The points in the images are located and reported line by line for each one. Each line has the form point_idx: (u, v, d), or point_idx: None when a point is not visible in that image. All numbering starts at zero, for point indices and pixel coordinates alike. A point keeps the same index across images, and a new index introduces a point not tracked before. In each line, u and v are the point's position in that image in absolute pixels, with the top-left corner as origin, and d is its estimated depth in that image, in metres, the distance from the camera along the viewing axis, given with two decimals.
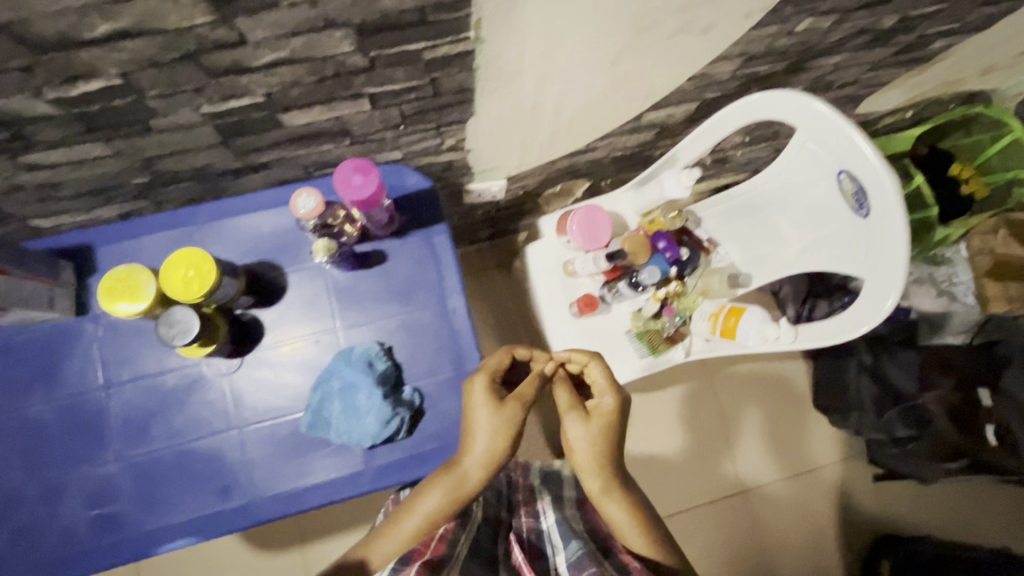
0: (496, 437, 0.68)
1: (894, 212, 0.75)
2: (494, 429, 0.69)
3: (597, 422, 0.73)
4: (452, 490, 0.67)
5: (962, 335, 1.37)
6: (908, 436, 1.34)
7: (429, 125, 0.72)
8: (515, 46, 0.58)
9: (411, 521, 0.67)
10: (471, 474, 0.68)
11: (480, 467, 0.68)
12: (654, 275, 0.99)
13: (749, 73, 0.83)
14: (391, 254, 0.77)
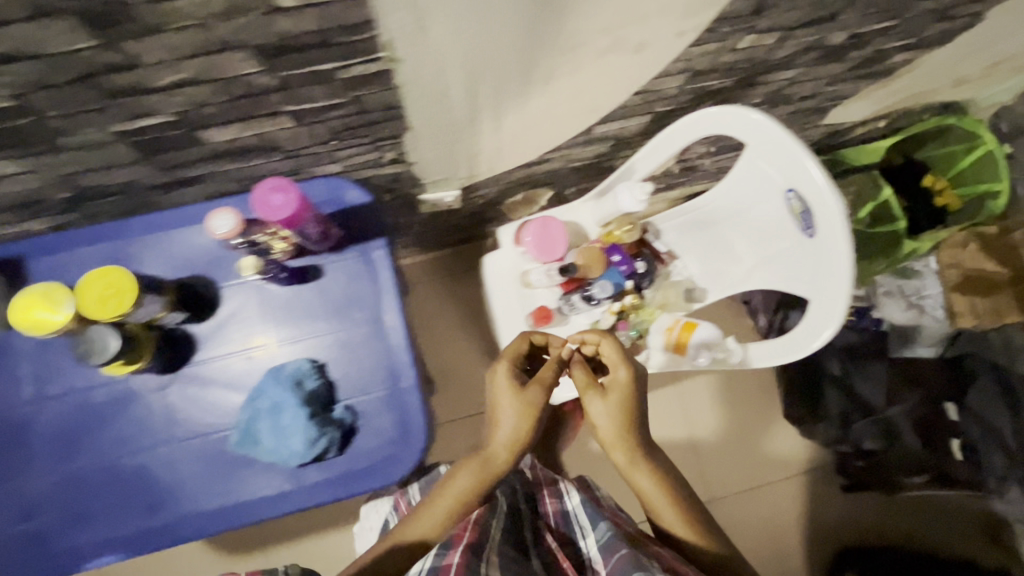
0: (520, 419, 0.81)
1: (837, 233, 0.74)
2: (517, 410, 0.81)
3: (613, 398, 0.79)
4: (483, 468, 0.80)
5: (933, 347, 1.35)
6: (876, 449, 1.35)
7: (364, 140, 0.71)
8: (435, 66, 0.57)
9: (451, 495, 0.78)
10: (497, 455, 0.81)
11: (505, 449, 0.81)
12: (605, 289, 0.99)
13: (698, 88, 0.81)
14: (327, 269, 0.76)
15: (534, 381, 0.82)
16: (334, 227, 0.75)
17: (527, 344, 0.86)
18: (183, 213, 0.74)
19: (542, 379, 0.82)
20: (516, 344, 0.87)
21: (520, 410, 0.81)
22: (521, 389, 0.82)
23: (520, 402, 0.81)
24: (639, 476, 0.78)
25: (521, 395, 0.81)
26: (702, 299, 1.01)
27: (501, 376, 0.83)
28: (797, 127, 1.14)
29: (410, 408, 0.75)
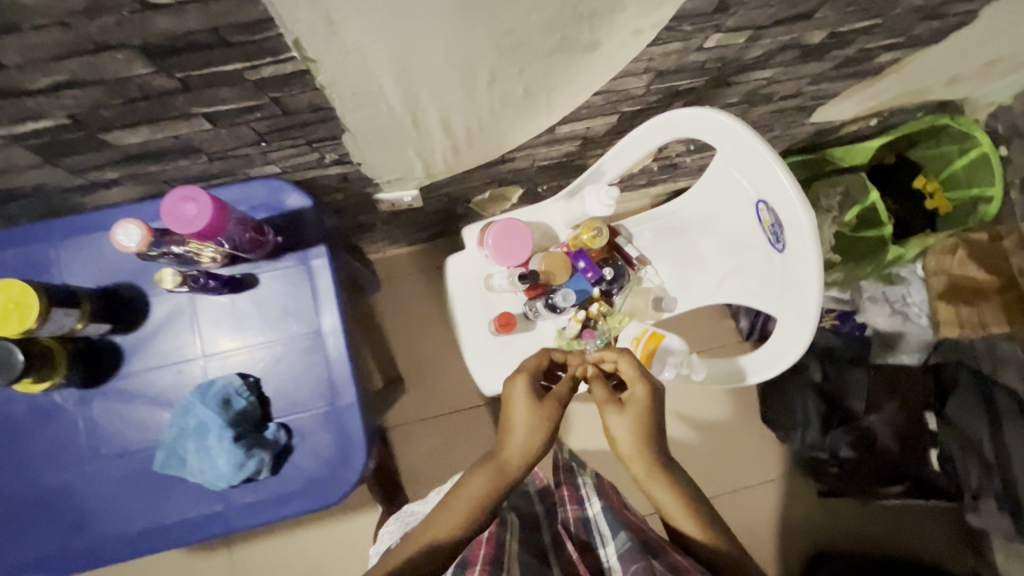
0: (533, 431, 0.71)
1: (808, 250, 0.69)
2: (534, 425, 0.71)
3: (632, 411, 0.71)
4: (497, 476, 0.68)
5: (916, 354, 1.34)
6: (851, 457, 1.31)
7: (298, 141, 0.66)
8: (358, 65, 0.51)
9: (460, 504, 0.66)
10: (511, 463, 0.69)
11: (518, 460, 0.70)
12: (569, 298, 0.93)
13: (667, 88, 0.75)
14: (263, 277, 0.72)
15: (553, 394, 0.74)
16: (268, 229, 0.71)
17: (546, 357, 0.79)
18: (106, 216, 0.69)
19: (561, 395, 0.74)
20: (534, 359, 0.79)
21: (538, 424, 0.71)
22: (539, 401, 0.73)
23: (538, 416, 0.72)
24: (663, 492, 0.68)
25: (540, 408, 0.72)
26: (671, 309, 0.96)
27: (518, 388, 0.74)
28: (782, 126, 1.08)
29: (348, 428, 0.71)
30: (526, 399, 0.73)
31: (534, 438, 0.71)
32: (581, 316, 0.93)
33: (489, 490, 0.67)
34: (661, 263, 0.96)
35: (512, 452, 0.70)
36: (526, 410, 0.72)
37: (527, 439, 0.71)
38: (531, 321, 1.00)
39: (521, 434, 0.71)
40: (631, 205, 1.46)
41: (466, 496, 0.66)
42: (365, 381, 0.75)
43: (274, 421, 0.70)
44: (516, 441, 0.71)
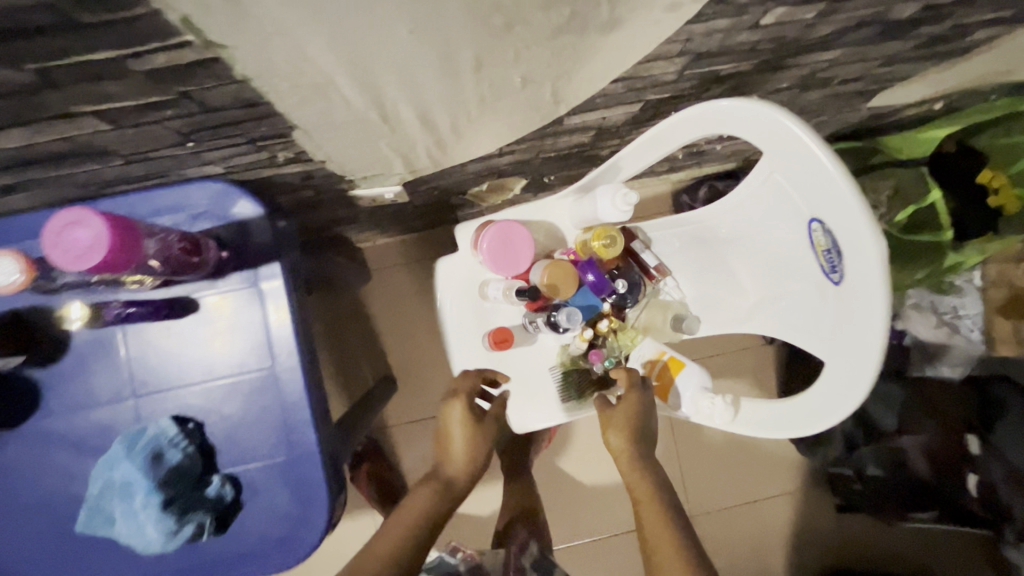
0: (473, 447, 0.75)
1: (873, 290, 0.56)
2: (473, 444, 0.75)
3: (619, 419, 0.75)
4: (442, 491, 0.71)
5: (959, 368, 1.17)
6: (877, 475, 1.19)
7: (236, 139, 0.53)
8: (289, 52, 0.38)
9: (406, 516, 0.66)
10: (457, 479, 0.73)
11: (462, 471, 0.74)
12: (574, 319, 0.79)
13: (706, 72, 0.60)
14: (207, 301, 0.60)
15: (492, 414, 0.79)
16: (209, 241, 0.59)
17: (480, 381, 0.79)
18: (13, 228, 0.57)
19: (498, 415, 0.79)
20: (467, 380, 0.80)
21: (477, 442, 0.76)
22: (479, 421, 0.77)
23: (477, 437, 0.76)
24: (640, 485, 0.70)
25: (477, 428, 0.76)
26: (693, 331, 0.81)
27: (456, 410, 0.77)
28: (834, 111, 0.91)
29: (308, 482, 0.60)
30: (464, 420, 0.76)
31: (477, 455, 0.76)
32: (589, 335, 0.80)
33: (432, 502, 0.69)
34: (685, 277, 0.81)
35: (453, 469, 0.74)
36: (463, 430, 0.76)
37: (467, 457, 0.75)
38: (530, 335, 0.85)
39: (461, 452, 0.75)
40: (649, 192, 1.30)
41: (408, 510, 0.67)
42: (330, 423, 0.64)
43: (220, 473, 0.59)
44: (458, 459, 0.75)
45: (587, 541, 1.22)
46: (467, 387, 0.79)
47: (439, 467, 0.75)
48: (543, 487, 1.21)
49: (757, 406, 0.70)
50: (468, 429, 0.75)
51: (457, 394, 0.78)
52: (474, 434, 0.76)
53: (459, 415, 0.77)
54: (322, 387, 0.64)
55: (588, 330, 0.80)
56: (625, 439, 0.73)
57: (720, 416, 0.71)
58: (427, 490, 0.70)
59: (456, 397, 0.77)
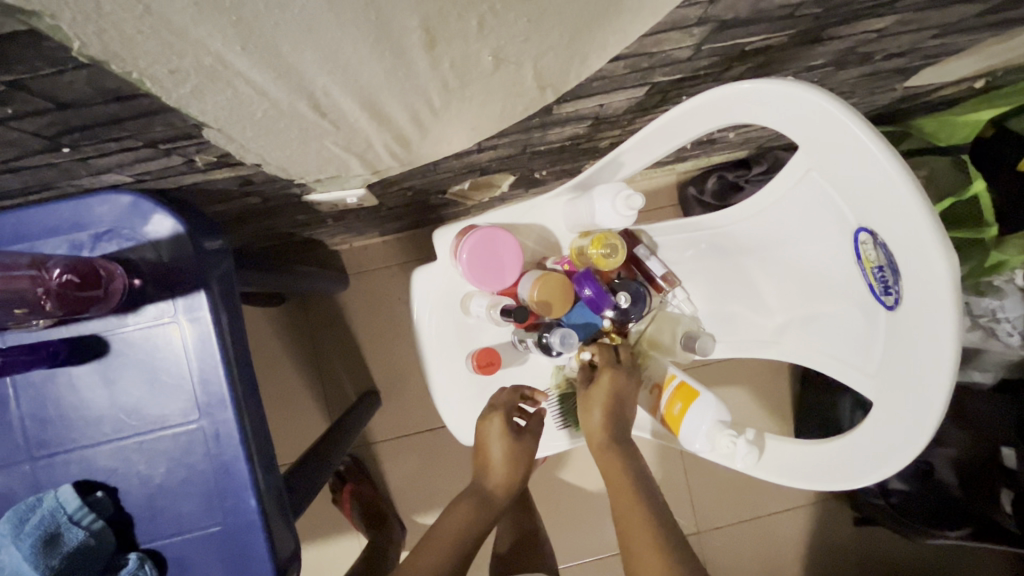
0: (512, 464, 0.66)
1: (937, 322, 0.45)
2: (513, 459, 0.66)
3: (594, 398, 0.64)
4: (479, 504, 0.65)
5: (991, 372, 0.92)
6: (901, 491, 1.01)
7: (130, 141, 0.41)
8: (134, 15, 0.26)
9: (444, 535, 0.61)
10: (495, 492, 0.66)
11: (501, 484, 0.66)
12: (569, 341, 0.66)
13: (728, 47, 0.48)
14: (117, 341, 0.49)
15: (530, 427, 0.69)
16: (113, 267, 0.47)
17: (522, 395, 0.70)
18: None
19: (538, 427, 0.69)
20: (506, 393, 0.69)
21: (518, 456, 0.66)
22: (519, 434, 0.67)
23: (516, 451, 0.67)
24: (616, 476, 0.61)
25: (519, 442, 0.67)
26: (707, 352, 0.68)
27: (493, 426, 0.66)
28: (867, 92, 0.79)
29: (248, 556, 0.50)
30: (503, 435, 0.66)
31: (518, 469, 0.67)
32: (588, 356, 0.68)
33: (469, 520, 0.63)
34: (696, 288, 0.72)
35: (493, 482, 0.66)
36: (502, 444, 0.66)
37: (506, 472, 0.66)
38: (520, 354, 0.73)
39: (501, 469, 0.66)
40: (654, 184, 1.18)
41: (446, 528, 0.62)
42: (277, 476, 0.53)
43: (139, 549, 0.50)
44: (497, 472, 0.66)
45: (597, 559, 1.10)
46: (504, 400, 0.68)
47: (476, 481, 0.67)
48: (543, 502, 1.10)
49: (786, 445, 0.61)
50: (510, 445, 0.66)
51: (495, 407, 0.68)
52: (516, 449, 0.67)
53: (497, 431, 0.66)
54: (267, 437, 0.53)
55: (587, 351, 0.68)
56: (602, 422, 0.63)
57: (747, 457, 0.62)
58: (466, 506, 0.64)
59: (494, 412, 0.67)
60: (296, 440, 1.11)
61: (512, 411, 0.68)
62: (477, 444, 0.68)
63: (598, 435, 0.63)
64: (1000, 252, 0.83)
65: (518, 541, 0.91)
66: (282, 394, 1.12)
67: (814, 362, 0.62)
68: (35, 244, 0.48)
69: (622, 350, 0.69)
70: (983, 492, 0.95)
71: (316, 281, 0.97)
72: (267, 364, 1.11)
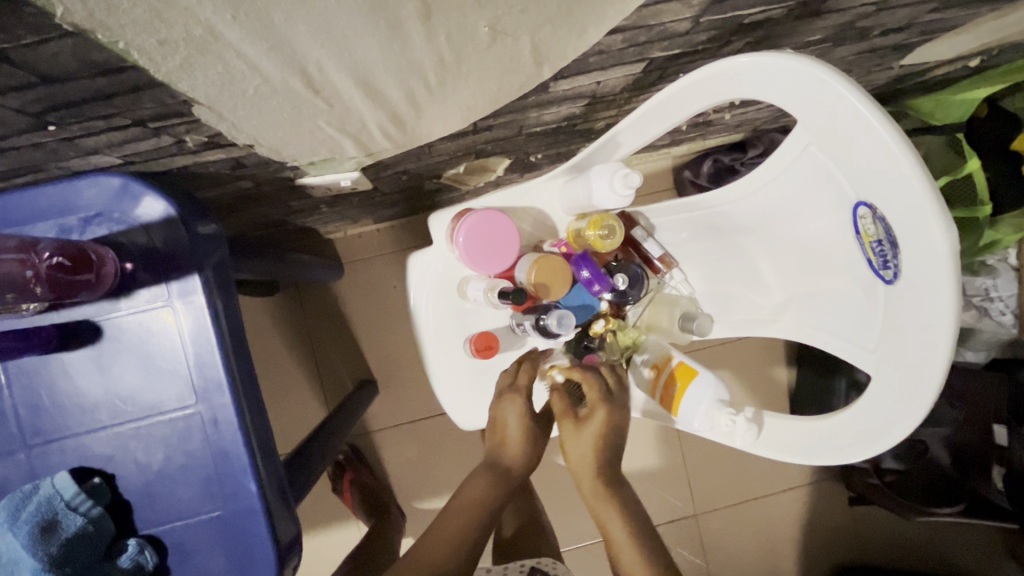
0: (531, 443, 0.65)
1: (937, 297, 0.45)
2: (530, 440, 0.65)
3: (585, 436, 0.62)
4: (496, 480, 0.63)
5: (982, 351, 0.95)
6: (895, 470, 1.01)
7: (119, 119, 0.40)
8: None
9: (460, 513, 0.60)
10: (516, 466, 0.64)
11: (523, 459, 0.64)
12: (566, 323, 0.65)
13: (726, 20, 0.48)
14: (110, 326, 0.49)
15: (545, 413, 0.68)
16: (104, 251, 0.46)
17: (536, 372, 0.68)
18: None
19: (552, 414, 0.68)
20: (523, 373, 0.67)
21: (535, 437, 0.65)
22: (537, 416, 0.66)
23: (534, 431, 0.65)
24: (604, 507, 0.59)
25: (538, 425, 0.66)
26: (705, 332, 0.69)
27: (514, 404, 0.65)
28: (863, 71, 0.78)
29: (251, 540, 0.50)
30: (523, 412, 0.64)
31: (534, 449, 0.66)
32: (561, 380, 0.65)
33: (492, 492, 0.62)
34: (693, 268, 0.72)
35: (511, 457, 0.64)
36: (520, 421, 0.65)
37: (525, 448, 0.65)
38: (518, 337, 0.73)
39: (521, 444, 0.65)
40: (650, 168, 1.17)
41: (463, 504, 0.60)
42: (277, 461, 0.53)
43: (139, 535, 0.49)
44: (515, 449, 0.64)
45: (597, 542, 1.11)
46: (526, 378, 0.66)
47: (491, 456, 0.65)
48: (543, 487, 1.11)
49: (785, 422, 0.62)
50: (529, 424, 0.65)
51: (516, 387, 0.66)
52: (533, 429, 0.65)
53: (517, 411, 0.65)
54: (267, 422, 0.53)
55: (560, 372, 0.66)
56: (592, 462, 0.61)
57: (744, 436, 0.62)
58: (484, 481, 0.62)
59: (516, 393, 0.65)
60: (295, 430, 1.11)
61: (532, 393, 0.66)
62: (493, 420, 0.66)
63: (587, 475, 0.61)
64: (994, 231, 0.83)
65: (520, 525, 0.91)
66: (280, 383, 1.11)
67: (813, 338, 0.62)
68: (24, 228, 0.47)
69: (607, 376, 0.65)
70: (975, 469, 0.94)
71: (311, 269, 0.96)
72: (263, 354, 1.10)
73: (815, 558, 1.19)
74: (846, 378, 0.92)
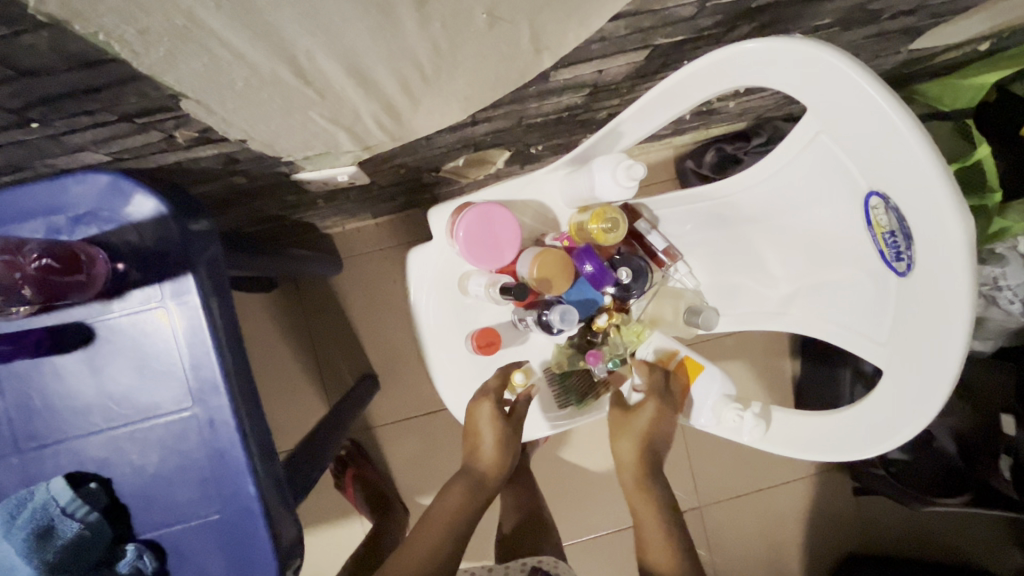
0: (504, 447, 0.66)
1: (951, 290, 0.44)
2: (504, 443, 0.66)
3: (633, 426, 0.63)
4: (470, 487, 0.65)
5: (991, 341, 0.89)
6: (901, 461, 1.00)
7: (103, 114, 0.39)
8: None
9: (436, 523, 0.61)
10: (490, 473, 0.66)
11: (496, 464, 0.66)
12: (569, 318, 0.64)
13: (733, 3, 0.46)
14: (102, 328, 0.48)
15: (518, 408, 0.68)
16: (94, 251, 0.45)
17: (508, 374, 0.68)
18: None
19: (523, 411, 0.68)
20: (496, 377, 0.68)
21: (508, 439, 0.66)
22: (509, 418, 0.67)
23: (507, 435, 0.66)
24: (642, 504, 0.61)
25: (510, 426, 0.66)
26: (711, 326, 0.67)
27: (484, 410, 0.66)
28: (870, 56, 0.76)
29: (251, 541, 0.49)
30: (493, 418, 0.65)
31: (509, 452, 0.67)
32: (523, 381, 0.66)
33: (465, 502, 0.63)
34: (698, 261, 0.70)
35: (484, 464, 0.66)
36: (492, 426, 0.66)
37: (498, 453, 0.66)
38: (520, 333, 0.71)
39: (494, 452, 0.66)
40: (651, 159, 1.15)
41: (440, 514, 0.62)
42: (276, 461, 0.52)
43: (138, 540, 0.49)
44: (489, 456, 0.66)
45: (601, 534, 1.10)
46: (496, 382, 0.67)
47: (467, 463, 0.67)
48: (545, 481, 1.10)
49: (793, 417, 0.61)
50: (500, 428, 0.65)
51: (486, 392, 0.67)
52: (507, 432, 0.66)
53: (488, 415, 0.66)
54: (264, 421, 0.51)
55: (522, 373, 0.66)
56: (636, 454, 0.63)
57: (753, 431, 0.61)
58: (457, 490, 0.64)
59: (485, 396, 0.66)
60: (296, 427, 1.10)
61: (503, 394, 0.67)
62: (467, 426, 0.67)
63: (631, 469, 0.63)
64: (1003, 218, 0.79)
65: (523, 520, 0.91)
66: (280, 380, 1.10)
67: (823, 331, 0.61)
68: (12, 228, 0.46)
69: (672, 379, 0.65)
70: (981, 458, 0.93)
71: (309, 265, 0.95)
72: (263, 350, 1.10)
73: (820, 549, 1.18)
74: (851, 369, 0.91)
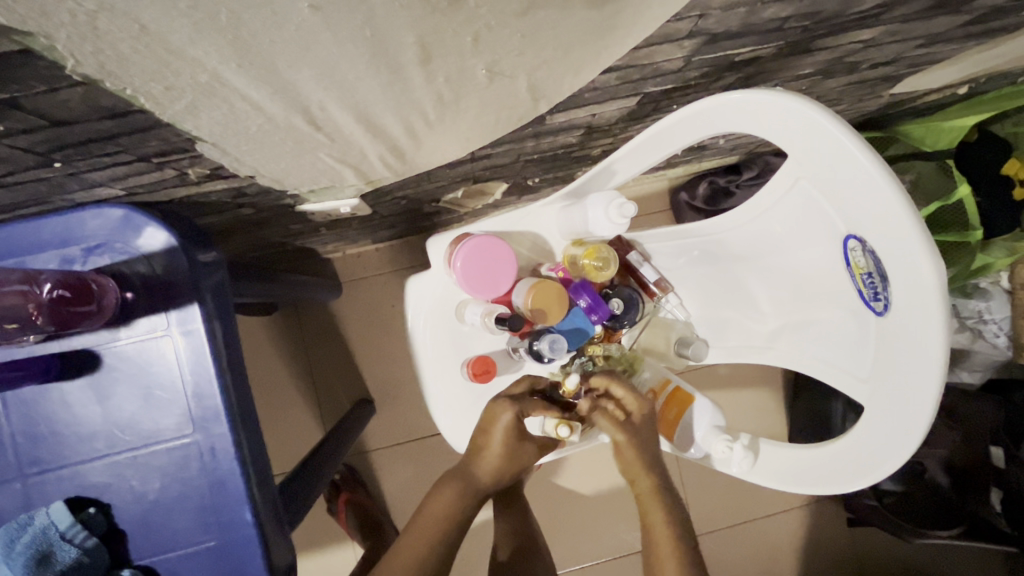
0: (508, 458, 0.63)
1: (925, 329, 0.46)
2: (510, 455, 0.63)
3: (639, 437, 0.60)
4: (462, 491, 0.63)
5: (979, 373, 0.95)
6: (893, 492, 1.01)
7: (124, 156, 0.41)
8: (129, 33, 0.27)
9: (425, 530, 0.60)
10: (481, 480, 0.64)
11: (491, 474, 0.64)
12: (559, 348, 0.65)
13: (719, 57, 0.49)
14: (109, 356, 0.49)
15: None
16: (105, 280, 0.47)
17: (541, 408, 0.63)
18: None
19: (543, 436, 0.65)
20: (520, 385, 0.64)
21: (514, 452, 0.63)
22: (522, 436, 0.63)
23: (517, 450, 0.64)
24: (658, 525, 0.58)
25: (521, 442, 0.63)
26: (700, 357, 0.70)
27: (504, 420, 0.61)
28: (855, 100, 0.80)
29: (245, 567, 0.50)
30: (508, 432, 0.62)
31: (511, 462, 0.64)
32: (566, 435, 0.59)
33: (456, 505, 0.62)
34: (689, 293, 0.72)
35: (483, 471, 0.63)
36: (504, 438, 0.62)
37: (500, 463, 0.63)
38: (515, 362, 0.72)
39: (497, 460, 0.63)
40: (646, 190, 1.19)
41: (430, 516, 0.61)
42: (273, 489, 0.52)
43: (134, 566, 0.49)
44: (489, 463, 0.63)
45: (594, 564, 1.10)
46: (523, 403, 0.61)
47: (467, 464, 0.64)
48: (539, 508, 1.10)
49: (779, 450, 0.63)
50: (511, 442, 0.62)
51: (510, 408, 0.61)
52: (516, 445, 0.63)
53: (506, 425, 0.61)
54: (263, 449, 0.52)
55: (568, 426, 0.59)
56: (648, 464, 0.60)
57: (742, 464, 0.63)
58: (449, 492, 0.62)
59: (510, 404, 0.61)
60: (291, 451, 1.10)
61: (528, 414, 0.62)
62: (478, 426, 0.63)
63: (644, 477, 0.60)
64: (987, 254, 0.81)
65: (516, 551, 0.90)
66: (277, 403, 1.11)
67: (809, 365, 0.63)
68: (29, 258, 0.48)
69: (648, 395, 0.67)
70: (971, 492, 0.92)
71: (311, 290, 0.97)
72: (261, 372, 1.11)
73: None
74: (842, 400, 0.93)
